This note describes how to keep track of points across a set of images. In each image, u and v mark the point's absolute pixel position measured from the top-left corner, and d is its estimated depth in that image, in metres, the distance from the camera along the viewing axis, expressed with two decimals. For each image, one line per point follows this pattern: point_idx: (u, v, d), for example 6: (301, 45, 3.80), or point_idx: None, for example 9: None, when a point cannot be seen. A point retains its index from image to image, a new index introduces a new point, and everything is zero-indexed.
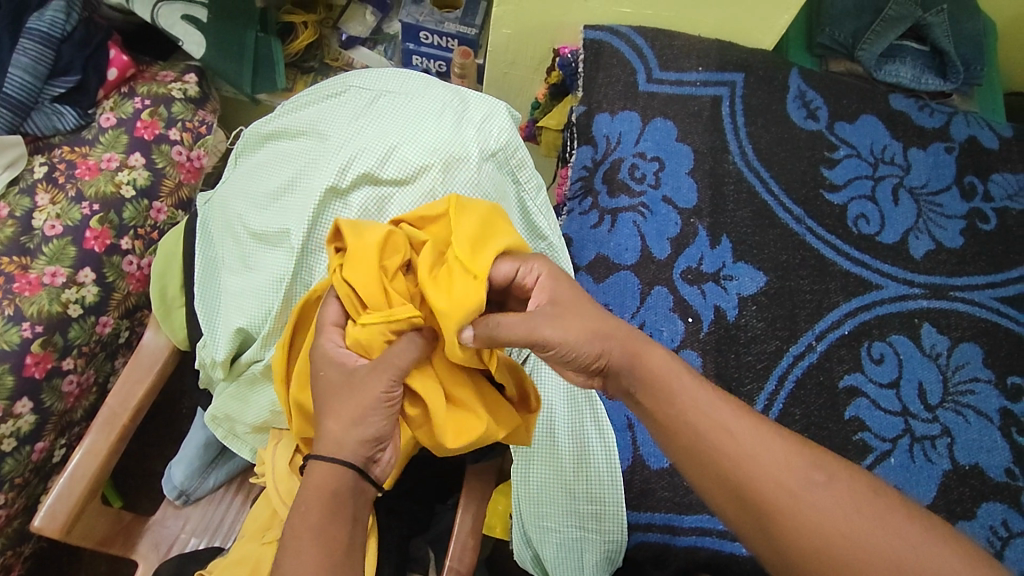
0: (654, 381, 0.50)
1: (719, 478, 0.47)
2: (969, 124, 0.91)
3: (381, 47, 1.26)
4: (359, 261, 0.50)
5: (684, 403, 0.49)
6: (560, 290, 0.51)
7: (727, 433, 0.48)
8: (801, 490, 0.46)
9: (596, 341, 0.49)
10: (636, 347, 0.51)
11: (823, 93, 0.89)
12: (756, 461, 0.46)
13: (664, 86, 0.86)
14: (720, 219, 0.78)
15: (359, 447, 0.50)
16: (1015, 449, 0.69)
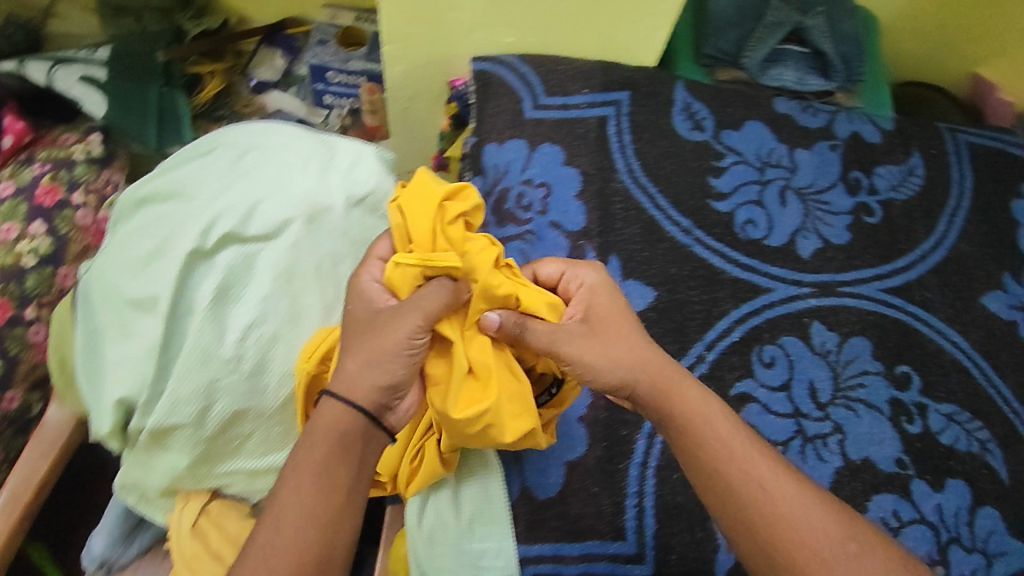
0: (679, 414, 0.59)
1: (721, 499, 0.57)
2: (851, 120, 0.94)
3: (296, 88, 1.26)
4: (426, 203, 0.59)
5: (685, 411, 0.59)
6: (596, 301, 0.63)
7: (741, 465, 0.57)
8: (788, 501, 0.56)
9: (624, 364, 0.59)
10: (668, 380, 0.60)
11: (708, 103, 0.92)
12: (750, 490, 0.56)
13: (550, 112, 0.88)
14: (609, 239, 0.80)
15: (373, 392, 0.55)
16: (904, 438, 0.73)
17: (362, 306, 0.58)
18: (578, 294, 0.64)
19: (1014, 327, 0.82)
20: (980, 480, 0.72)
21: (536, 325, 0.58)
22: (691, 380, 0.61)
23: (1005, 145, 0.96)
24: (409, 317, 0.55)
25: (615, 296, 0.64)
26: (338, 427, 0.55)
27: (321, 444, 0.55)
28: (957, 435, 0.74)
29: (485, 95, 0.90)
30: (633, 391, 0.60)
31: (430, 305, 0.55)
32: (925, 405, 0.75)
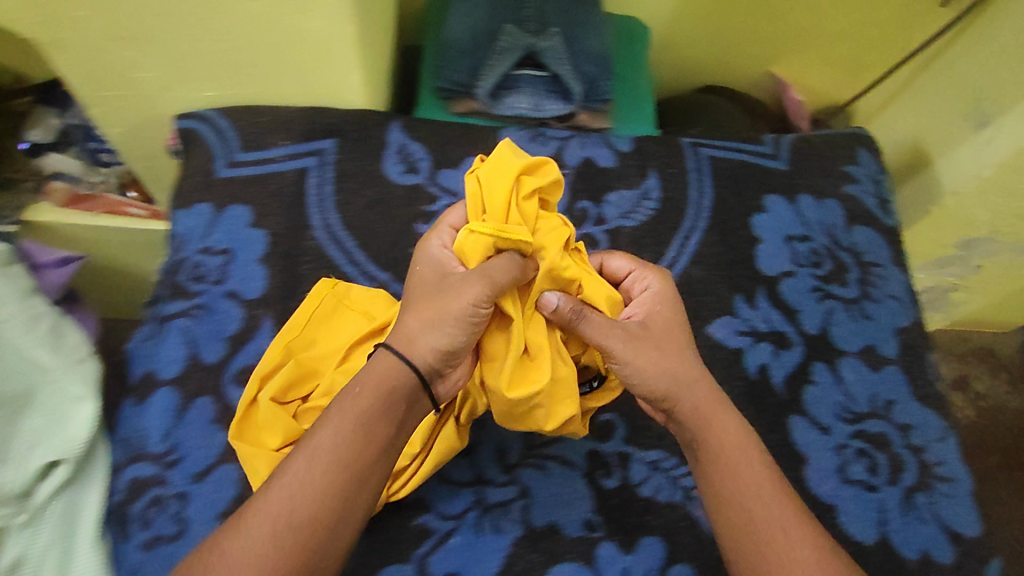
0: (715, 440, 0.61)
1: (729, 527, 0.58)
2: (584, 145, 0.88)
3: (76, 148, 1.04)
4: (498, 182, 0.62)
5: (718, 428, 0.61)
6: (658, 314, 0.66)
7: (740, 505, 0.58)
8: (779, 539, 0.56)
9: (669, 377, 0.62)
10: (711, 406, 0.62)
11: (426, 141, 0.86)
12: (764, 526, 0.57)
13: (243, 169, 0.83)
14: (290, 305, 0.77)
15: (431, 355, 0.58)
16: (598, 495, 0.72)
17: (430, 268, 0.62)
18: (640, 297, 0.68)
19: (739, 355, 0.79)
20: (677, 535, 0.71)
21: (594, 319, 0.61)
22: (728, 410, 0.63)
23: (747, 156, 0.90)
24: (471, 284, 0.57)
25: (677, 314, 0.67)
26: (382, 385, 0.56)
27: (369, 399, 0.55)
28: (658, 485, 0.73)
29: (188, 156, 0.85)
30: (678, 402, 0.62)
31: (494, 273, 0.58)
32: (626, 455, 0.74)
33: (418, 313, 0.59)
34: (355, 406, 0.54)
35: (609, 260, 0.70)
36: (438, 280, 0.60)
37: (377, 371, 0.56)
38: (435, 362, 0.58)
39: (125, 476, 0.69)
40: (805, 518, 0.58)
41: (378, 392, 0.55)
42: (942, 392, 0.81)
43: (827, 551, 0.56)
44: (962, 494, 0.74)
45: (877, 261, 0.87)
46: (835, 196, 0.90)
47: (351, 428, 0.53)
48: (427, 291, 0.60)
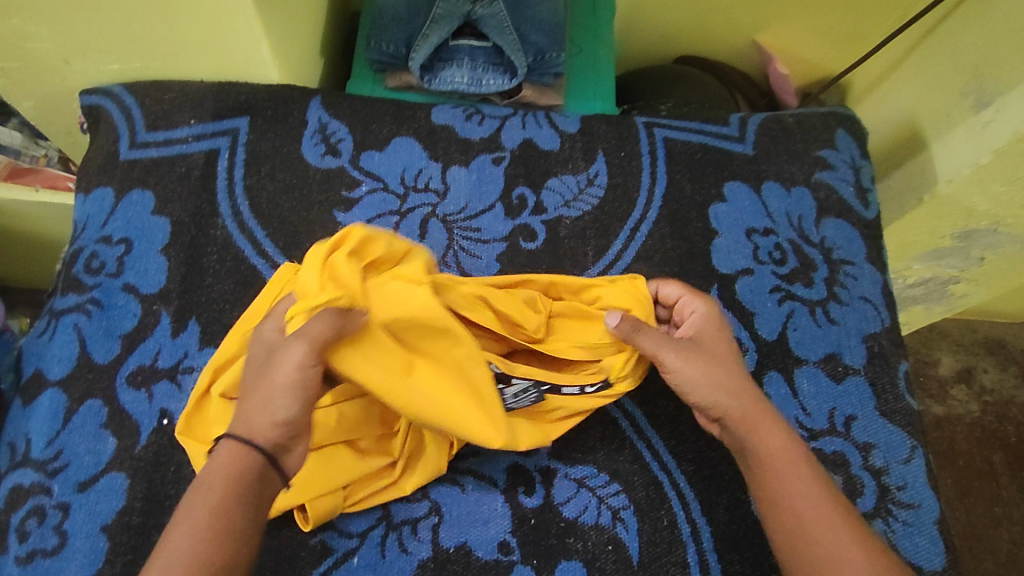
0: (764, 452, 0.56)
1: (785, 538, 0.53)
2: (524, 125, 0.82)
3: (16, 120, 0.94)
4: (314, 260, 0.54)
5: (767, 441, 0.56)
6: (708, 329, 0.63)
7: (794, 512, 0.53)
8: (836, 546, 0.51)
9: (720, 386, 0.58)
10: (756, 416, 0.57)
11: (349, 121, 0.80)
12: (823, 531, 0.52)
13: (148, 150, 0.76)
14: (191, 299, 0.70)
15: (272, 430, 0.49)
16: (516, 514, 0.64)
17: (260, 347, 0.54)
18: (690, 320, 0.64)
19: None
20: (600, 560, 0.62)
21: (647, 338, 0.59)
22: (775, 422, 0.58)
23: (708, 137, 0.83)
24: (295, 350, 0.49)
25: (725, 328, 0.64)
26: (228, 475, 0.47)
27: (218, 485, 0.47)
28: (584, 504, 0.64)
29: (94, 136, 0.78)
30: (724, 411, 0.58)
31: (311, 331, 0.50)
32: (551, 471, 0.66)
33: (257, 392, 0.50)
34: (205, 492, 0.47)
35: (663, 286, 0.66)
36: (262, 360, 0.53)
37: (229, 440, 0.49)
38: (280, 438, 0.49)
39: (6, 483, 0.63)
40: (858, 525, 0.53)
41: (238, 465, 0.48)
42: (914, 407, 0.73)
43: (887, 561, 0.51)
44: (927, 521, 0.67)
45: (849, 258, 0.79)
46: (805, 183, 0.82)
47: (210, 511, 0.46)
48: (254, 378, 0.52)
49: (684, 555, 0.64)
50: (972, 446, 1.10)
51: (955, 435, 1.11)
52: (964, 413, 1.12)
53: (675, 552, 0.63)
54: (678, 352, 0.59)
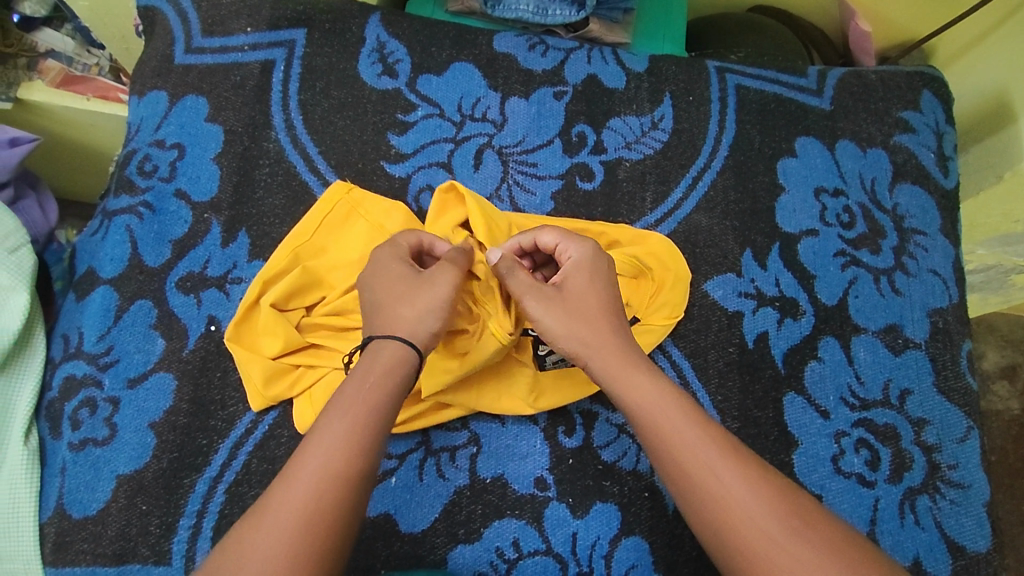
0: (637, 399, 0.51)
1: (675, 493, 0.48)
2: (589, 60, 0.77)
3: (70, 24, 0.86)
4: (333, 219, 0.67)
5: (628, 389, 0.51)
6: (574, 275, 0.57)
7: (673, 460, 0.48)
8: (725, 489, 0.46)
9: (577, 333, 0.54)
10: (619, 364, 0.53)
11: (408, 41, 0.76)
12: (705, 475, 0.47)
13: (203, 56, 0.74)
14: (242, 211, 0.69)
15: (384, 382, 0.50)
16: (555, 452, 0.63)
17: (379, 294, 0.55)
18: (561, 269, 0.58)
19: (737, 320, 0.69)
20: (636, 505, 0.62)
21: (511, 276, 0.57)
22: (642, 366, 0.53)
23: (782, 88, 0.78)
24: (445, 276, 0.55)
25: (600, 269, 0.58)
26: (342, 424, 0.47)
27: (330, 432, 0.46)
28: (623, 450, 0.63)
29: (149, 40, 0.76)
30: (588, 363, 0.54)
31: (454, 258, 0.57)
32: (592, 414, 0.65)
33: (393, 326, 0.52)
34: (324, 443, 0.45)
35: (539, 235, 0.60)
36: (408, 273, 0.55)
37: (349, 395, 0.47)
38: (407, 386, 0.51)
39: (61, 373, 0.65)
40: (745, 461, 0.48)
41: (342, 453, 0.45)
42: (973, 387, 0.70)
43: (782, 495, 0.46)
44: (974, 502, 0.65)
45: (922, 228, 0.74)
46: (882, 146, 0.77)
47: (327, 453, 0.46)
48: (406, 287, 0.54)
49: None
50: (1008, 442, 1.06)
51: (991, 430, 1.07)
52: (1004, 410, 1.08)
53: None
54: (536, 297, 0.55)
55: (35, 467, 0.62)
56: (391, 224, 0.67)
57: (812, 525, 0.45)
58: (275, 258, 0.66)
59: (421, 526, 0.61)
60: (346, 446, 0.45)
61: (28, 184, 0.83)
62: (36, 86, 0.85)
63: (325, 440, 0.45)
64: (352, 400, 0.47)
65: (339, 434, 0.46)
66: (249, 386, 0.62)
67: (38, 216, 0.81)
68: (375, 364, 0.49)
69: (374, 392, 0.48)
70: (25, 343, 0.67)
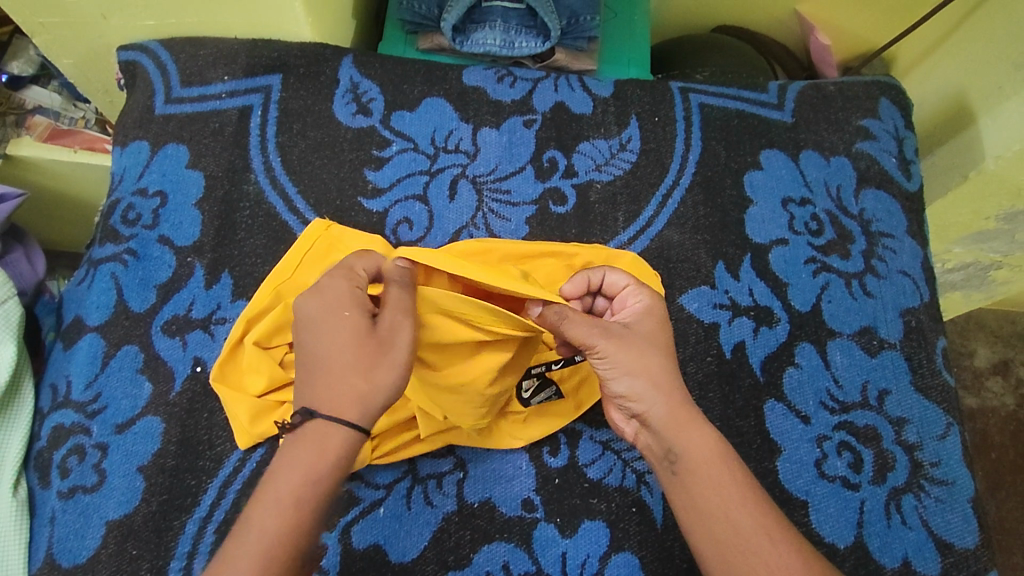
0: (695, 458, 0.52)
1: (718, 549, 0.49)
2: (556, 89, 0.80)
3: (56, 82, 0.91)
4: (321, 256, 0.69)
5: (689, 445, 0.52)
6: (646, 321, 0.58)
7: (728, 520, 0.50)
8: (770, 554, 0.49)
9: (643, 374, 0.53)
10: (681, 416, 0.53)
11: (380, 80, 0.79)
12: (759, 538, 0.49)
13: (183, 105, 0.77)
14: (224, 253, 0.71)
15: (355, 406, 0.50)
16: (541, 473, 0.64)
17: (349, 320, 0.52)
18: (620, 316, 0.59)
19: (713, 331, 0.70)
20: (624, 521, 0.62)
21: (575, 325, 0.54)
22: (699, 422, 0.53)
23: (744, 104, 0.81)
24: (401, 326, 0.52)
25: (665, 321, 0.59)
26: (306, 472, 0.48)
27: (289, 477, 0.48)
28: (608, 467, 0.64)
29: (130, 92, 0.79)
30: (650, 405, 0.53)
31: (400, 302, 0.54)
32: (576, 433, 0.65)
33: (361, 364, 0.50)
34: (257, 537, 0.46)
35: (608, 273, 0.61)
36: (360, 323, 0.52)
37: (275, 481, 0.48)
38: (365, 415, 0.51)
39: (50, 423, 0.65)
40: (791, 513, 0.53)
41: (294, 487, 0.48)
42: (950, 383, 0.71)
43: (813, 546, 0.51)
44: (959, 498, 0.65)
45: (889, 231, 0.76)
46: (845, 153, 0.79)
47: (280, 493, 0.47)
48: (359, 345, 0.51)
49: None
50: (1005, 439, 1.06)
51: (987, 428, 1.07)
52: (998, 406, 1.08)
53: None
54: (607, 339, 0.54)
55: (25, 517, 0.63)
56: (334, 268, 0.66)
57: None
58: (257, 297, 0.67)
59: (411, 555, 0.61)
60: (277, 542, 0.46)
61: (16, 237, 0.84)
62: (22, 141, 0.87)
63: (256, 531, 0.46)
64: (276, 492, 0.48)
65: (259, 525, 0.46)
66: (234, 424, 0.63)
67: (26, 269, 0.83)
68: (320, 443, 0.49)
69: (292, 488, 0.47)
70: (15, 395, 0.68)
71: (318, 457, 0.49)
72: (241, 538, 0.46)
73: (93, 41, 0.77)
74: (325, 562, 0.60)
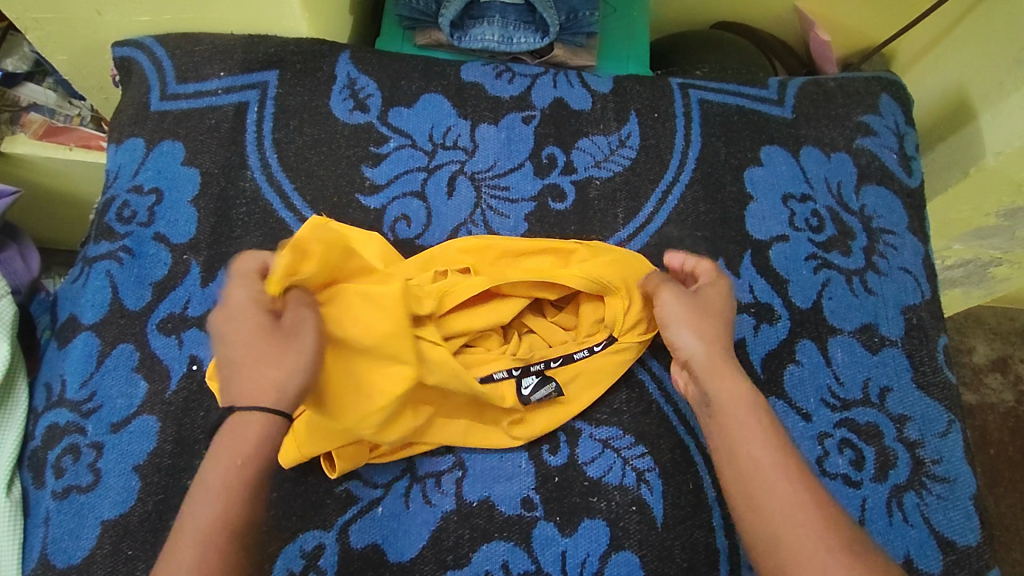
0: (729, 404, 0.55)
1: (739, 486, 0.51)
2: (555, 85, 0.79)
3: (51, 79, 0.90)
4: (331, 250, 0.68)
5: (721, 390, 0.56)
6: (712, 294, 0.62)
7: (751, 462, 0.51)
8: (786, 489, 0.49)
9: (698, 327, 0.59)
10: (720, 367, 0.57)
11: (378, 76, 0.78)
12: (778, 479, 0.50)
13: (178, 102, 0.76)
14: (220, 250, 0.70)
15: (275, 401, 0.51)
16: (541, 471, 0.63)
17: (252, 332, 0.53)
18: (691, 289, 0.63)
19: None
20: (624, 520, 0.62)
21: (671, 301, 0.61)
22: (737, 374, 0.57)
23: (745, 100, 0.80)
24: (311, 341, 0.55)
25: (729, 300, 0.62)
26: (244, 445, 0.49)
27: (233, 462, 0.49)
28: (608, 465, 0.64)
29: (125, 89, 0.78)
30: (692, 349, 0.58)
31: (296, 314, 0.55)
32: (576, 431, 0.65)
33: (282, 366, 0.52)
34: (193, 525, 0.47)
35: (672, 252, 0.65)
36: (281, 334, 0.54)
37: (219, 463, 0.49)
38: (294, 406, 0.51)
39: (44, 422, 0.65)
40: None
41: (236, 470, 0.49)
42: (952, 381, 0.70)
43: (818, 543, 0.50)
44: (961, 496, 0.65)
45: (890, 227, 0.76)
46: (846, 149, 0.79)
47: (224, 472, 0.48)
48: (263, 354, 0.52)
49: (709, 519, 0.63)
50: (1004, 435, 1.06)
51: (986, 424, 1.07)
52: (997, 403, 1.08)
53: (700, 515, 0.63)
54: (673, 293, 0.61)
55: (19, 518, 0.62)
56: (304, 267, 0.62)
57: (854, 542, 0.47)
58: None
59: (409, 555, 0.60)
60: (222, 520, 0.47)
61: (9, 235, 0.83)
62: (18, 139, 0.86)
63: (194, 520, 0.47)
64: (212, 483, 0.48)
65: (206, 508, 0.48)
66: None
67: (20, 267, 0.82)
68: (256, 431, 0.50)
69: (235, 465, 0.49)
70: (10, 394, 0.68)
71: (245, 443, 0.49)
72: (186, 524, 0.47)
73: (87, 36, 0.76)
74: (323, 562, 0.60)
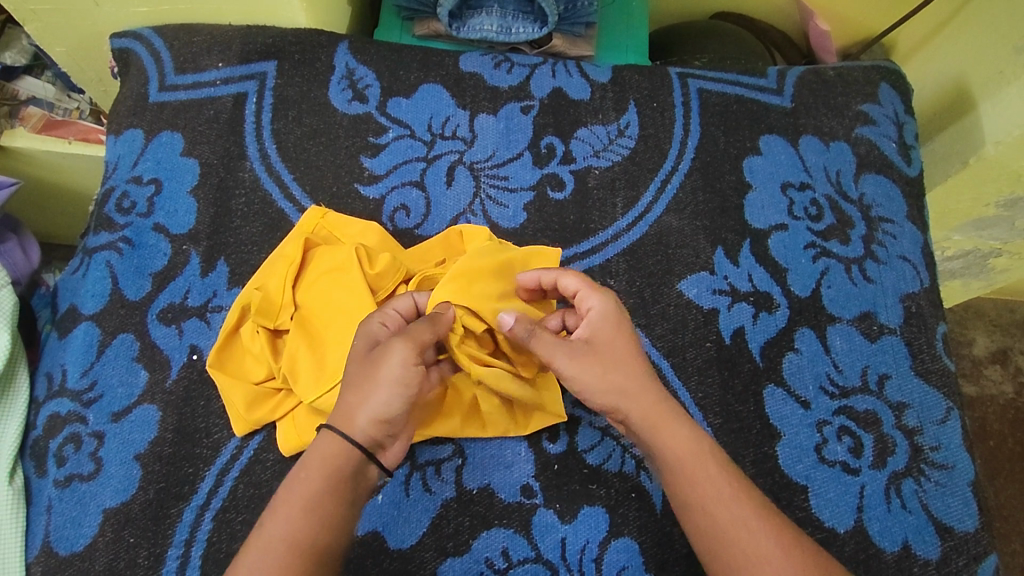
0: (675, 458, 0.52)
1: (703, 539, 0.51)
2: (554, 74, 0.79)
3: (49, 72, 0.90)
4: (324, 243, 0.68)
5: (669, 444, 0.52)
6: (601, 327, 0.56)
7: (709, 516, 0.50)
8: (752, 544, 0.49)
9: (614, 388, 0.54)
10: (658, 415, 0.53)
11: (377, 66, 0.78)
12: (739, 533, 0.49)
13: (177, 93, 0.76)
14: (220, 241, 0.71)
15: (372, 426, 0.50)
16: (541, 459, 0.64)
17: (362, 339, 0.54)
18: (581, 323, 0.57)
19: (713, 317, 0.70)
20: (624, 506, 0.62)
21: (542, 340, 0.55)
22: (680, 419, 0.54)
23: (744, 89, 0.80)
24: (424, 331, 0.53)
25: (623, 319, 0.57)
26: (327, 463, 0.49)
27: (315, 479, 0.48)
28: (608, 452, 0.64)
29: (124, 80, 0.78)
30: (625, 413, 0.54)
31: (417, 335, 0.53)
32: (575, 419, 0.65)
33: (357, 384, 0.51)
34: (267, 534, 0.47)
35: (561, 277, 0.59)
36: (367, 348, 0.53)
37: (293, 483, 0.49)
38: (377, 430, 0.50)
39: (45, 411, 0.65)
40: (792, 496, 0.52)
41: (311, 489, 0.48)
42: (951, 369, 0.71)
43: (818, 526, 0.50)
44: (960, 483, 0.65)
45: (889, 216, 0.76)
46: (845, 138, 0.79)
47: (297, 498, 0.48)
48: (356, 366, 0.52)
49: None
50: (1003, 427, 1.06)
51: (986, 415, 1.07)
52: (997, 394, 1.08)
53: None
54: (570, 355, 0.54)
55: (22, 506, 0.62)
56: (304, 261, 0.66)
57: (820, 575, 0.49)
58: (251, 284, 0.66)
59: (410, 542, 0.61)
60: (304, 539, 0.47)
61: (8, 227, 0.83)
62: (17, 132, 0.86)
63: (266, 535, 0.47)
64: (291, 500, 0.48)
65: (278, 528, 0.47)
66: (231, 411, 0.63)
67: (21, 258, 0.82)
68: (329, 450, 0.49)
69: (311, 480, 0.48)
70: (11, 384, 0.68)
71: (313, 461, 0.49)
72: (263, 534, 0.47)
73: (86, 28, 0.76)
74: None
